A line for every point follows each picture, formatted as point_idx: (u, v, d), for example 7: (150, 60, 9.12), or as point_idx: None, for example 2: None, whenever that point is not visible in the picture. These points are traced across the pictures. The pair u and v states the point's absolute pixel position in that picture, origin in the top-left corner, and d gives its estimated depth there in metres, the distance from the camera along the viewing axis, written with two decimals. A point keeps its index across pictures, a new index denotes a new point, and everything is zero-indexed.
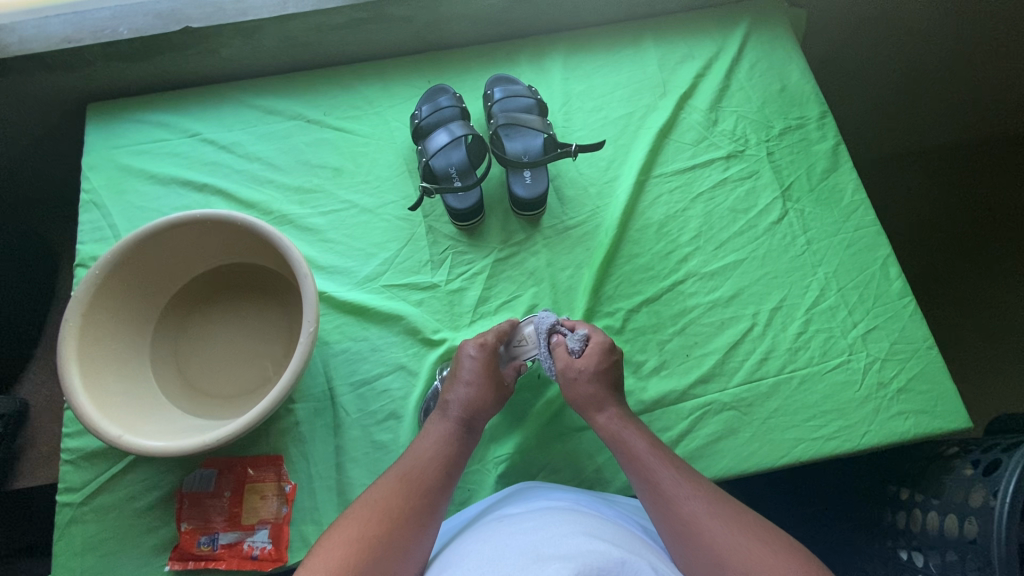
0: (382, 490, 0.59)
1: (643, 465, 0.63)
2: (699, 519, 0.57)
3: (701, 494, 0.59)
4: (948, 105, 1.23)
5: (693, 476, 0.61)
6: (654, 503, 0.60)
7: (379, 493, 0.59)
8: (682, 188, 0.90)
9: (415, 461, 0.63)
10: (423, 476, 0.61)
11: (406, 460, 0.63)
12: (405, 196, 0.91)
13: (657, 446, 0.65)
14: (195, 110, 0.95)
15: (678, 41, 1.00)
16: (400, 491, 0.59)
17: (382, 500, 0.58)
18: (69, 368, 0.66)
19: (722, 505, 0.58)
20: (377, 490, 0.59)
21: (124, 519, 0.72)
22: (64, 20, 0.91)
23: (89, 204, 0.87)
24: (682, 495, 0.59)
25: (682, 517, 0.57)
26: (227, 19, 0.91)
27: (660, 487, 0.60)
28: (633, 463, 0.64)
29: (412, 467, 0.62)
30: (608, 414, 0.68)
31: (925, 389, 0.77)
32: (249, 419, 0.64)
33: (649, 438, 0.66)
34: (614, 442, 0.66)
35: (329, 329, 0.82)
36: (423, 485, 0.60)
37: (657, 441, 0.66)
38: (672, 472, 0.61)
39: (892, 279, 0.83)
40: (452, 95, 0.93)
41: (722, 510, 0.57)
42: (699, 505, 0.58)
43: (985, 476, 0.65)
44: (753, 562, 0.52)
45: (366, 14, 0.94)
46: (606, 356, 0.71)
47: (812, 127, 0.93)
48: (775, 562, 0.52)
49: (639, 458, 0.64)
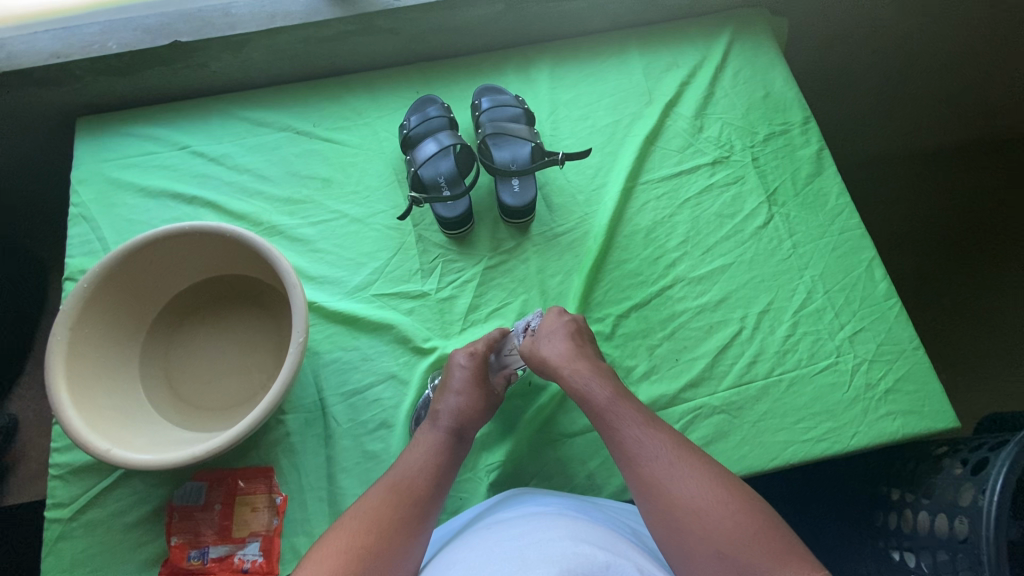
0: (370, 501, 0.59)
1: (609, 421, 0.63)
2: (661, 478, 0.57)
3: (664, 450, 0.59)
4: (930, 108, 1.26)
5: (658, 428, 0.61)
6: (619, 456, 0.61)
7: (368, 504, 0.59)
8: (669, 194, 0.91)
9: (406, 471, 0.63)
10: (413, 487, 0.61)
11: (395, 471, 0.63)
12: (394, 206, 0.91)
13: (624, 400, 0.64)
14: (185, 123, 0.96)
15: (663, 50, 1.02)
16: (389, 501, 0.59)
17: (370, 511, 0.58)
18: (57, 382, 0.65)
19: (684, 460, 0.58)
20: (366, 501, 0.59)
21: (112, 534, 0.72)
22: (53, 36, 0.92)
23: (78, 218, 0.87)
24: (645, 452, 0.59)
25: (644, 473, 0.58)
26: (216, 34, 0.91)
27: (624, 443, 0.61)
28: (600, 416, 0.64)
29: (402, 477, 0.62)
30: (571, 372, 0.67)
31: (912, 390, 0.77)
32: (239, 431, 0.64)
33: (616, 391, 0.65)
34: (579, 399, 0.66)
35: (319, 339, 0.82)
36: (412, 495, 0.60)
37: (624, 391, 0.66)
38: (638, 428, 0.61)
39: (877, 282, 0.84)
40: (441, 106, 0.94)
41: (684, 466, 0.57)
42: (662, 461, 0.58)
43: (973, 475, 0.66)
44: (708, 520, 0.53)
45: (354, 27, 0.95)
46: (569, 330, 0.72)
47: (796, 132, 0.95)
48: (731, 522, 0.53)
49: (606, 412, 0.64)
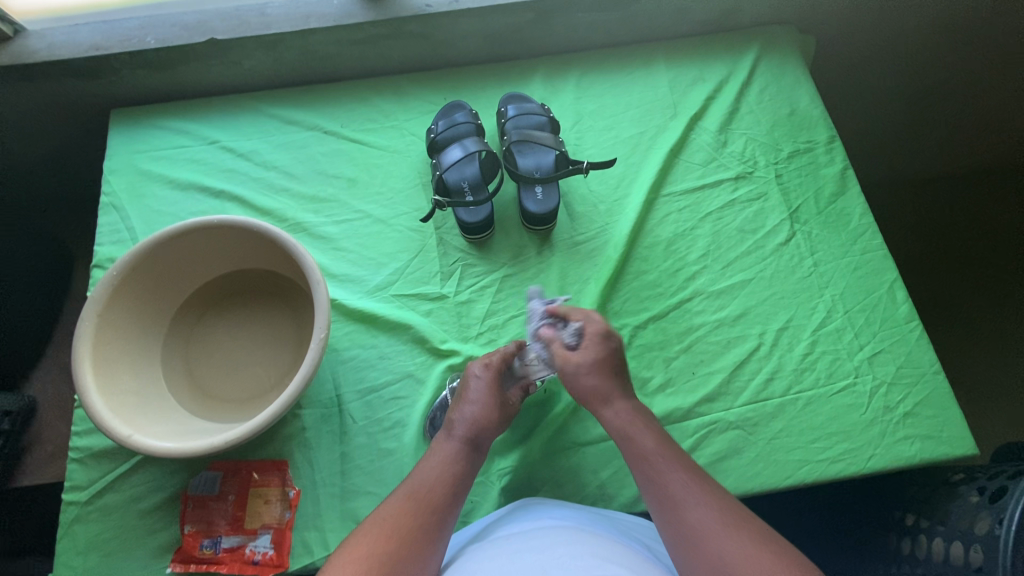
0: (390, 508, 0.59)
1: (648, 467, 0.62)
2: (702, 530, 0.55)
3: (702, 501, 0.58)
4: (955, 131, 1.24)
5: (698, 478, 0.60)
6: (658, 504, 0.59)
7: (389, 510, 0.59)
8: (691, 208, 0.92)
9: (423, 479, 0.63)
10: (432, 495, 0.61)
11: (414, 479, 0.63)
12: (417, 208, 0.92)
13: (665, 445, 0.63)
14: (216, 119, 0.98)
15: (689, 64, 1.02)
16: (409, 509, 0.59)
17: (390, 518, 0.58)
18: (83, 367, 0.66)
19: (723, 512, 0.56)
20: (387, 508, 0.60)
21: (127, 519, 0.73)
22: (93, 29, 0.94)
23: (109, 207, 0.89)
24: (683, 502, 0.58)
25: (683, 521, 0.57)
26: (251, 33, 0.93)
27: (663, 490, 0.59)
28: (638, 460, 0.63)
29: (419, 485, 0.62)
30: (613, 412, 0.66)
31: (932, 415, 0.77)
32: (259, 422, 0.65)
33: (656, 436, 0.64)
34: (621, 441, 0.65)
35: (338, 336, 0.83)
36: (431, 504, 0.60)
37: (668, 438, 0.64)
38: (677, 476, 0.60)
39: (898, 304, 0.83)
40: (468, 112, 0.95)
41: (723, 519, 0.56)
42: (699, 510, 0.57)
43: (990, 503, 0.65)
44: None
45: (385, 31, 0.96)
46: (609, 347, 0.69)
47: (820, 150, 0.95)
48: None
49: (643, 455, 0.63)
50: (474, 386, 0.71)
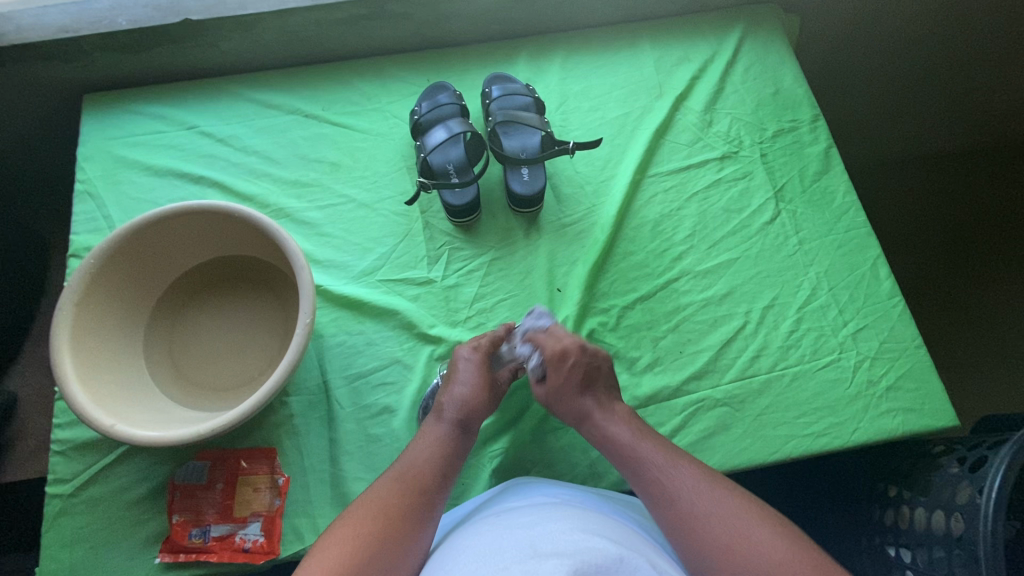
0: (380, 490, 0.60)
1: (640, 464, 0.63)
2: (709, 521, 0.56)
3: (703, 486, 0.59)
4: (935, 112, 1.27)
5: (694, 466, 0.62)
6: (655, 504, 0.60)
7: (377, 493, 0.59)
8: (677, 188, 0.92)
9: (413, 461, 0.63)
10: (420, 477, 0.61)
11: (402, 462, 0.63)
12: (402, 192, 0.91)
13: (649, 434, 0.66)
14: (193, 103, 0.95)
15: (674, 44, 1.02)
16: (398, 493, 0.59)
17: (379, 500, 0.58)
18: (63, 358, 0.65)
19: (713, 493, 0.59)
20: (375, 491, 0.60)
21: (114, 510, 0.72)
22: (62, 10, 0.91)
23: (84, 195, 0.87)
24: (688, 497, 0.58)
25: (680, 516, 0.58)
26: (227, 13, 0.91)
27: (658, 480, 0.61)
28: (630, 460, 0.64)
29: (408, 467, 0.62)
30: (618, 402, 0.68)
31: (914, 388, 0.78)
32: (244, 410, 0.64)
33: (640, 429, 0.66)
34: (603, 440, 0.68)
35: (324, 322, 0.82)
36: (420, 485, 0.61)
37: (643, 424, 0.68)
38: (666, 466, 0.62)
39: (881, 280, 0.84)
40: (452, 93, 0.93)
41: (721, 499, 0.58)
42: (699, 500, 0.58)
43: (971, 472, 0.66)
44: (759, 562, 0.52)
45: (366, 11, 0.95)
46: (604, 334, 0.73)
47: (805, 129, 0.95)
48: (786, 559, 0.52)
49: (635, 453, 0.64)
50: (467, 368, 0.71)
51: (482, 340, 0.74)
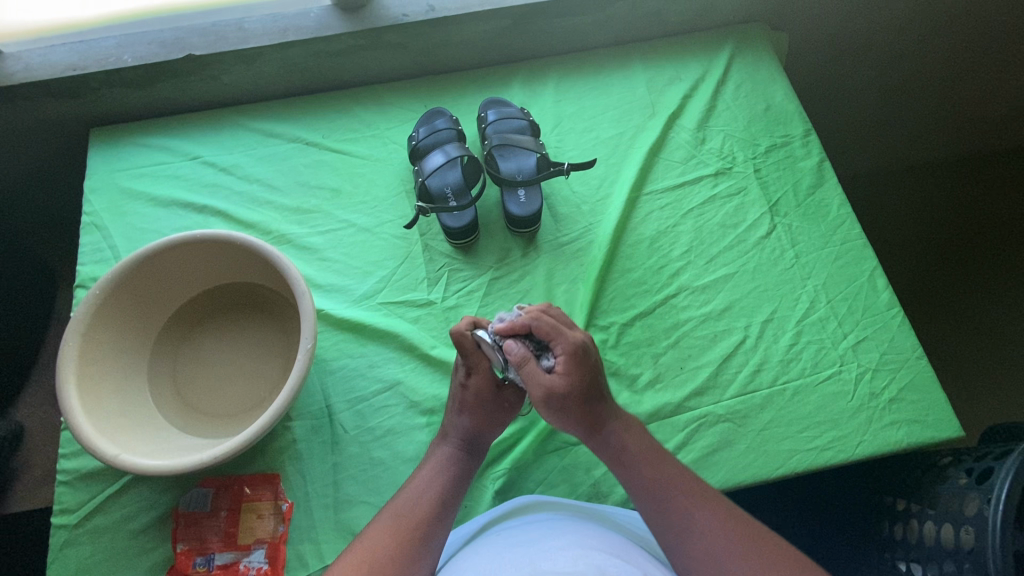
0: (378, 524, 0.59)
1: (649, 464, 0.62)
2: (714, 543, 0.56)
3: (700, 497, 0.59)
4: (928, 123, 1.29)
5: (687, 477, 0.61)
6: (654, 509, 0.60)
7: (375, 526, 0.59)
8: (672, 205, 0.93)
9: (410, 495, 0.63)
10: (417, 508, 0.61)
11: (405, 494, 0.63)
12: (402, 216, 0.92)
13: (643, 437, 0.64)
14: (197, 135, 0.98)
15: (665, 64, 1.04)
16: (396, 524, 0.59)
17: (377, 533, 0.58)
18: (68, 388, 0.66)
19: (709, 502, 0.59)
20: (373, 523, 0.60)
21: (118, 540, 0.72)
22: (69, 49, 0.94)
23: (90, 226, 0.89)
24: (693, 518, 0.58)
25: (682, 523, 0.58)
26: (229, 48, 0.94)
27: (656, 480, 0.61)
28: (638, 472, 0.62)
29: (404, 501, 0.62)
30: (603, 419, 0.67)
31: (916, 399, 0.78)
32: (249, 436, 0.64)
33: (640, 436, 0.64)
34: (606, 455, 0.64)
35: (326, 346, 0.83)
36: (417, 518, 0.60)
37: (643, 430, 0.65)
38: (668, 471, 0.62)
39: (880, 291, 0.85)
40: (449, 118, 0.96)
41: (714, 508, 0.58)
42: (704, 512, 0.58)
43: (978, 484, 0.66)
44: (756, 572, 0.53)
45: (364, 41, 0.97)
46: (579, 368, 0.63)
47: (797, 144, 0.96)
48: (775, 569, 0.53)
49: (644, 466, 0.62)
50: (473, 392, 0.69)
51: (482, 360, 0.69)
